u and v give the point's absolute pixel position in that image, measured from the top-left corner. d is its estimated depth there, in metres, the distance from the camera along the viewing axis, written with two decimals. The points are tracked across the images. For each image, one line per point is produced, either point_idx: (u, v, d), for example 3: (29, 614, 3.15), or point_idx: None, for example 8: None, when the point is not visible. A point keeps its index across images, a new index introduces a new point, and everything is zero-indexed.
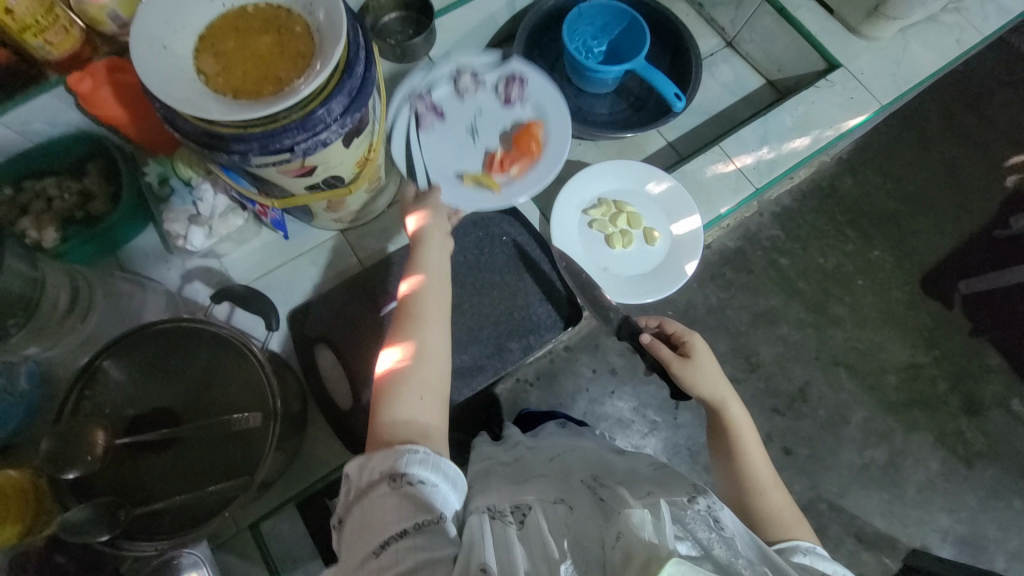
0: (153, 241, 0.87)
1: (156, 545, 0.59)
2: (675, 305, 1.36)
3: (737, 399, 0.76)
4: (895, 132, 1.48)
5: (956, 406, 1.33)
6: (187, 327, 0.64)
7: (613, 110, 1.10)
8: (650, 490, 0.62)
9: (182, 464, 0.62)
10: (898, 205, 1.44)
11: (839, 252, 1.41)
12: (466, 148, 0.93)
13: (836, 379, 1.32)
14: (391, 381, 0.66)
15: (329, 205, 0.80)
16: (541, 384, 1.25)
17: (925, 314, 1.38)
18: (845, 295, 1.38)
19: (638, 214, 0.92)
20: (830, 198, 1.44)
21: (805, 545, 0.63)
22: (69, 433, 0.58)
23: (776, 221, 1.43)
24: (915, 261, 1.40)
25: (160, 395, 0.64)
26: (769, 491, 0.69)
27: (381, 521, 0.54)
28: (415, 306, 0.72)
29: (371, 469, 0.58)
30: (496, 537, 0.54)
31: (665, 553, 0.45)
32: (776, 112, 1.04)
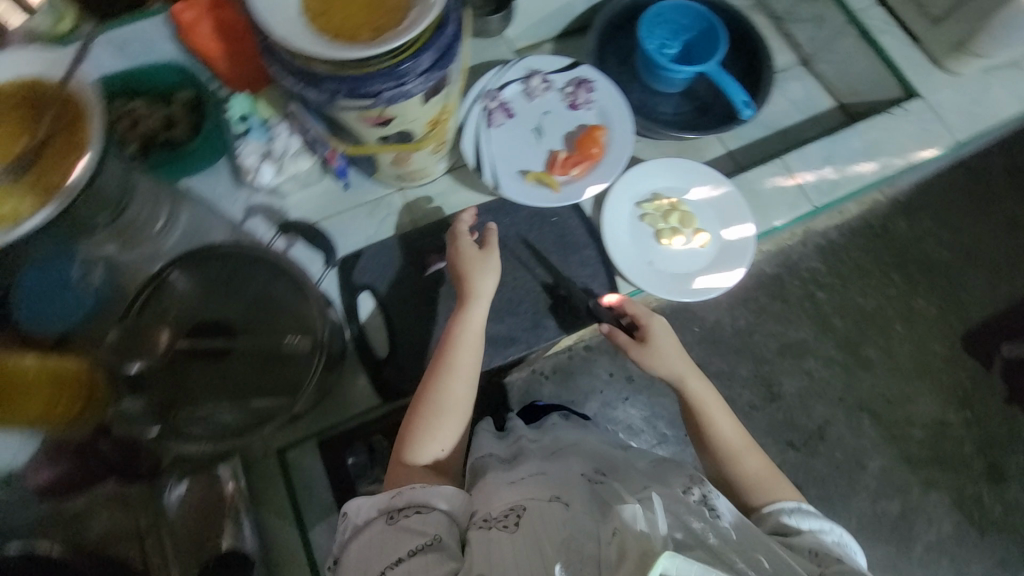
0: (223, 173, 0.91)
1: (195, 446, 0.64)
2: (702, 322, 1.35)
3: (701, 376, 0.78)
4: (961, 179, 1.43)
5: (980, 471, 1.28)
6: (251, 252, 0.68)
7: (677, 112, 1.09)
8: (647, 484, 0.65)
9: (229, 378, 0.67)
10: (951, 255, 1.39)
11: (880, 294, 1.37)
12: (530, 145, 0.89)
13: (859, 423, 1.29)
14: (420, 423, 0.71)
15: (396, 159, 0.82)
16: (556, 379, 1.25)
17: (961, 370, 1.33)
18: (881, 339, 1.35)
19: (690, 214, 0.93)
20: (879, 237, 1.40)
21: (792, 504, 0.67)
22: (136, 329, 0.64)
23: (818, 253, 1.39)
24: (959, 316, 1.36)
25: (218, 310, 0.68)
26: (741, 461, 0.72)
27: (381, 552, 0.59)
28: (454, 357, 0.74)
29: (369, 507, 0.63)
30: (485, 545, 0.55)
31: (657, 548, 0.46)
32: (846, 132, 1.02)
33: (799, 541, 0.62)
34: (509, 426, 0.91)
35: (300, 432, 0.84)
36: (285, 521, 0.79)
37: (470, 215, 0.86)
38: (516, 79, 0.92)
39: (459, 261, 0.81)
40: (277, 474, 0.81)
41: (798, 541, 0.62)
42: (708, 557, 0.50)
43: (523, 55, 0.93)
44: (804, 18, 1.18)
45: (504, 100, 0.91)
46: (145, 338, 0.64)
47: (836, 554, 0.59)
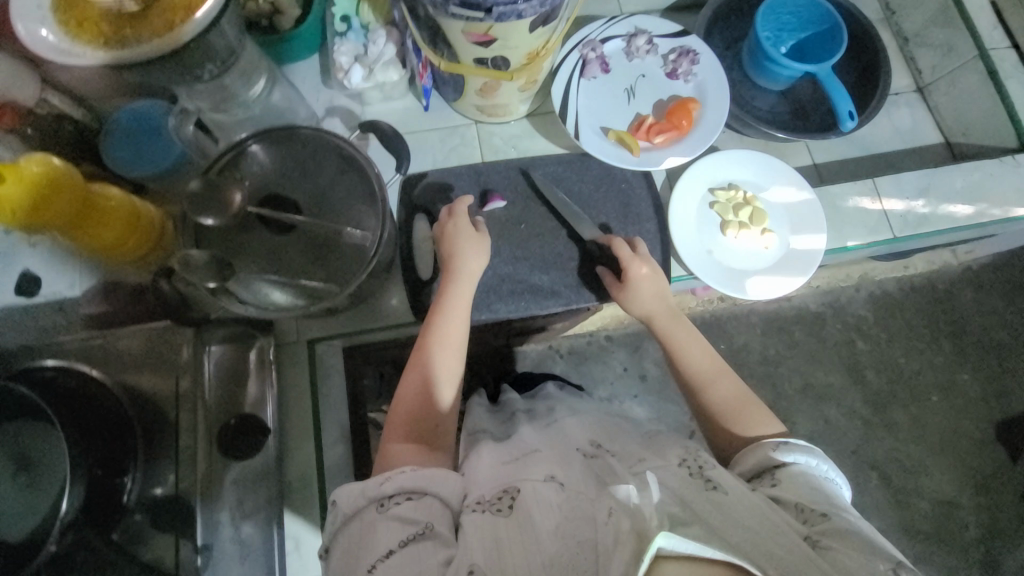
0: (315, 67, 0.92)
1: (246, 308, 0.67)
2: (731, 342, 1.36)
3: (674, 314, 0.79)
4: None
5: (976, 558, 1.25)
6: (330, 140, 0.71)
7: (774, 109, 1.04)
8: (642, 458, 0.63)
9: (286, 254, 0.69)
10: (1009, 338, 1.38)
11: (924, 359, 1.37)
12: (618, 105, 0.88)
13: (867, 482, 1.29)
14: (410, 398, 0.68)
15: (484, 87, 0.82)
16: (570, 360, 1.27)
17: (986, 455, 1.31)
18: (913, 405, 1.34)
19: (763, 211, 0.89)
20: (940, 303, 1.40)
21: (778, 439, 0.64)
22: (215, 184, 0.65)
23: (870, 302, 1.39)
24: (999, 401, 1.35)
25: (288, 188, 0.70)
26: (715, 391, 0.72)
27: (370, 545, 0.53)
28: (438, 331, 0.73)
29: (358, 493, 0.57)
30: (480, 530, 0.53)
31: (653, 527, 0.47)
32: (949, 169, 0.96)
33: (786, 479, 0.59)
34: (504, 399, 0.94)
35: (330, 328, 0.85)
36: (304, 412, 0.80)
37: (470, 200, 0.84)
38: (620, 35, 0.90)
39: (453, 233, 0.80)
40: (303, 361, 0.82)
41: (785, 478, 0.59)
42: (705, 535, 0.46)
43: (633, 12, 0.90)
44: (932, 43, 1.10)
45: (603, 53, 0.89)
46: (219, 195, 0.65)
47: (823, 494, 0.57)
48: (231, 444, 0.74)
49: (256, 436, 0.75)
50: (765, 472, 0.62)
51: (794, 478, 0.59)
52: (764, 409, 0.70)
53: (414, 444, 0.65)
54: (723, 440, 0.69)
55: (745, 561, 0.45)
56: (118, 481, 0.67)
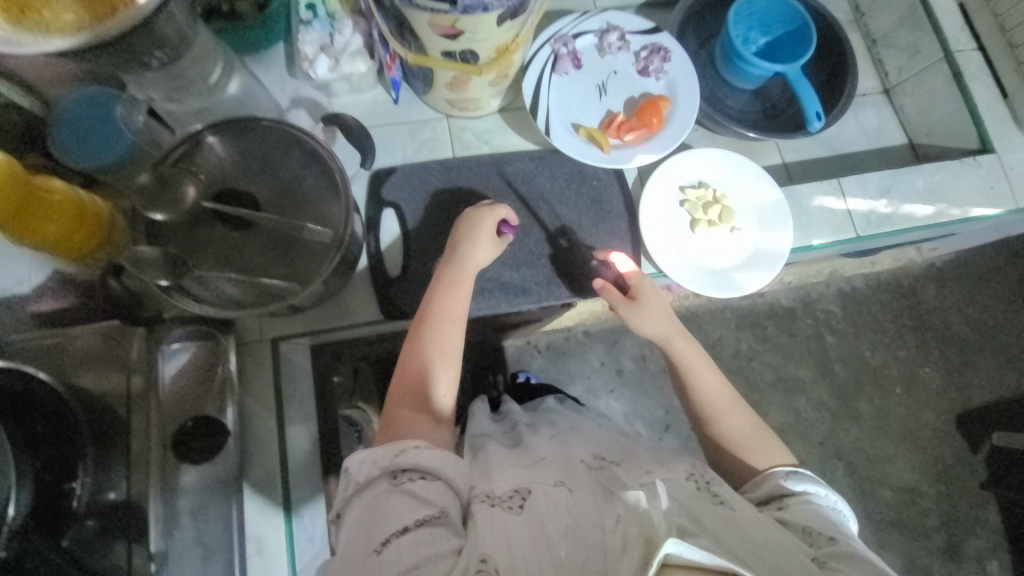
0: (278, 57, 0.89)
1: (200, 308, 0.64)
2: (706, 337, 1.38)
3: (686, 336, 0.79)
4: (998, 261, 1.46)
5: (935, 544, 1.31)
6: (290, 130, 0.67)
7: (745, 109, 1.05)
8: (650, 469, 0.61)
9: (243, 250, 0.67)
10: (969, 333, 1.44)
11: (888, 353, 1.41)
12: (589, 102, 0.88)
13: (832, 471, 1.33)
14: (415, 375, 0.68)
15: (453, 81, 0.80)
16: (548, 355, 1.27)
17: (946, 446, 1.37)
18: (877, 397, 1.38)
19: (731, 209, 0.90)
20: (905, 299, 1.44)
21: (787, 468, 0.66)
22: (167, 178, 0.64)
23: (839, 298, 1.43)
24: (958, 394, 1.40)
25: (248, 184, 0.68)
26: (726, 420, 0.74)
27: (381, 519, 0.52)
28: (445, 312, 0.73)
29: (371, 463, 0.55)
30: (486, 524, 0.52)
31: (661, 534, 0.47)
32: (910, 170, 0.99)
33: (794, 505, 0.61)
34: (505, 411, 0.91)
35: (297, 325, 0.83)
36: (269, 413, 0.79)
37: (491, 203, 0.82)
38: (592, 31, 0.89)
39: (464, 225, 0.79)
40: (268, 360, 0.81)
41: (793, 504, 0.61)
42: (713, 546, 0.48)
43: (605, 8, 0.89)
44: (899, 44, 1.12)
45: (575, 49, 0.88)
46: (171, 188, 0.64)
47: (830, 522, 0.59)
48: (187, 447, 0.71)
49: (217, 437, 0.72)
50: (774, 498, 0.64)
51: (802, 505, 0.61)
52: (774, 441, 0.73)
53: (421, 420, 0.64)
54: (732, 468, 0.72)
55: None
56: (67, 486, 0.64)
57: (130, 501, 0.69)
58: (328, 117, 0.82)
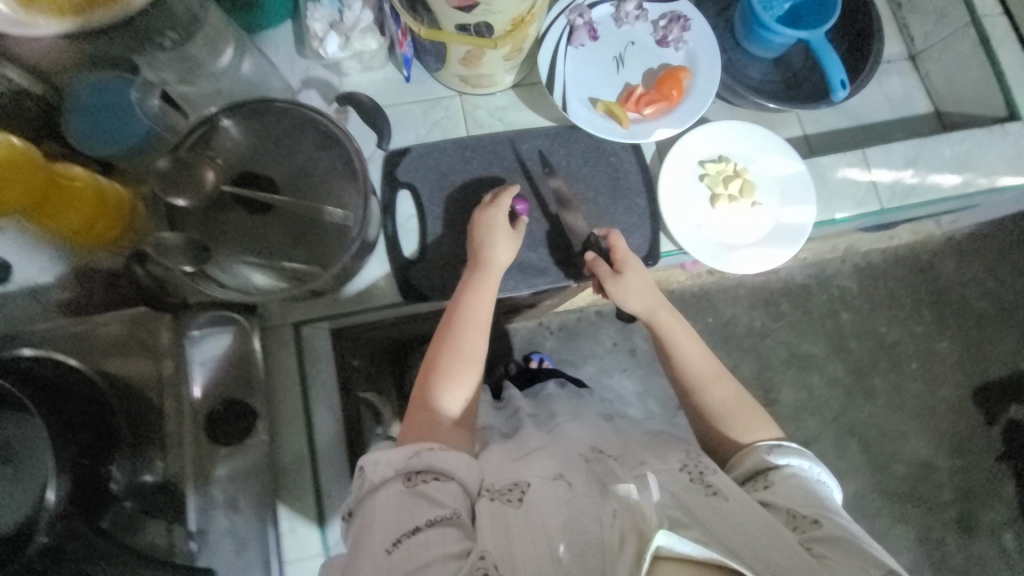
0: (287, 36, 0.87)
1: (224, 293, 0.64)
2: (719, 315, 1.37)
3: (670, 309, 0.79)
4: (1017, 233, 1.44)
5: (949, 516, 1.31)
6: (306, 114, 0.67)
7: (765, 79, 1.01)
8: (644, 460, 0.65)
9: (264, 233, 0.67)
10: (987, 307, 1.41)
11: (904, 328, 1.40)
12: (606, 75, 0.85)
13: (846, 446, 1.33)
14: (435, 376, 0.69)
15: (467, 56, 0.78)
16: (561, 335, 1.27)
17: (962, 419, 1.36)
18: (892, 371, 1.37)
19: (752, 183, 0.88)
20: (922, 273, 1.42)
21: (772, 442, 0.67)
22: (185, 163, 0.63)
23: (855, 274, 1.41)
24: (975, 368, 1.39)
25: (266, 165, 0.68)
26: (710, 392, 0.74)
27: (394, 520, 0.53)
28: (465, 316, 0.73)
29: (386, 465, 0.57)
30: (494, 520, 0.53)
31: (653, 527, 0.50)
32: (938, 139, 0.95)
33: (778, 482, 0.62)
34: (508, 395, 0.95)
35: (316, 310, 0.84)
36: (292, 394, 0.80)
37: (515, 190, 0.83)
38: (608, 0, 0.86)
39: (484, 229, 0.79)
40: (291, 344, 0.82)
41: (778, 480, 0.62)
42: (703, 538, 0.50)
43: None
44: (925, 9, 1.07)
45: (591, 19, 0.85)
46: (190, 174, 0.64)
47: (814, 496, 0.60)
48: (220, 427, 0.75)
49: (247, 418, 0.76)
50: (758, 474, 0.65)
51: (787, 481, 0.62)
52: (760, 412, 0.72)
53: (441, 421, 0.65)
54: (717, 441, 0.72)
55: (742, 568, 0.47)
56: (104, 468, 0.64)
57: (167, 482, 0.71)
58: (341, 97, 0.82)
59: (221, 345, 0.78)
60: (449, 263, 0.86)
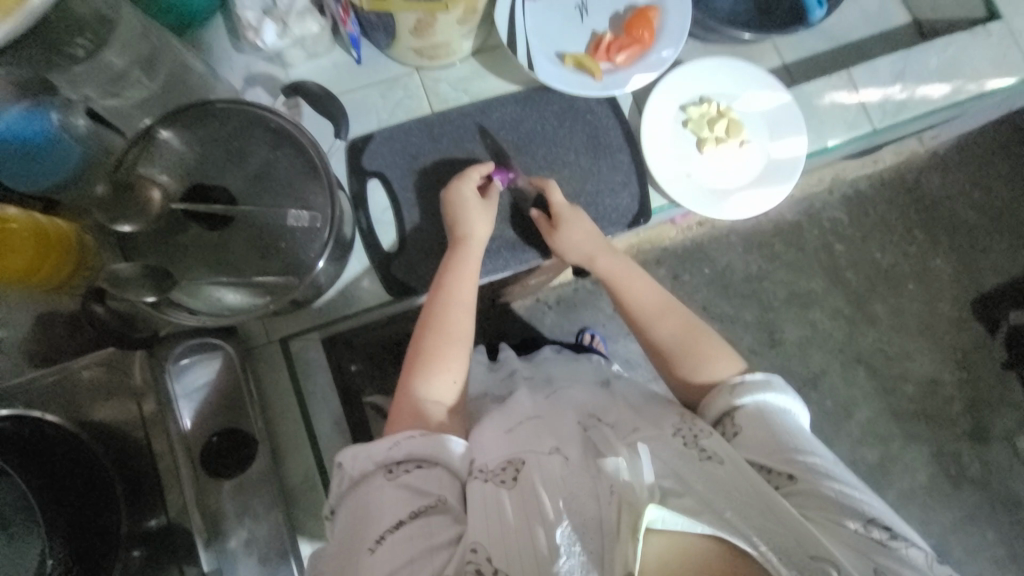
0: (220, 32, 0.80)
1: (199, 319, 0.60)
2: (714, 264, 1.33)
3: (612, 252, 0.76)
4: (999, 141, 1.42)
5: (962, 429, 1.32)
6: (250, 112, 0.62)
7: (736, 9, 0.93)
8: (636, 427, 0.62)
9: (227, 247, 0.61)
10: (978, 218, 1.40)
11: (899, 251, 1.38)
12: (571, 26, 0.79)
13: (854, 375, 1.33)
14: (419, 363, 0.65)
15: (417, 24, 0.71)
16: (559, 309, 1.23)
17: (965, 333, 1.36)
18: (890, 296, 1.36)
19: (739, 122, 0.83)
20: (910, 193, 1.39)
21: (736, 379, 0.63)
22: (126, 183, 0.57)
23: (844, 203, 1.38)
24: (973, 280, 1.38)
25: (217, 176, 0.62)
26: (660, 329, 0.71)
27: (378, 513, 0.52)
28: (448, 296, 0.69)
29: (365, 458, 0.55)
30: (485, 506, 0.50)
31: (643, 500, 0.48)
32: (923, 48, 0.91)
33: (745, 423, 0.59)
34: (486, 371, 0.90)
35: (302, 322, 0.80)
36: (293, 411, 0.77)
37: (487, 166, 0.78)
38: None
39: (459, 209, 0.75)
40: (281, 360, 0.78)
41: (746, 423, 0.59)
42: (696, 506, 0.48)
43: None
44: None
45: None
46: (135, 194, 0.57)
47: (785, 440, 0.57)
48: (221, 460, 0.69)
49: (247, 448, 0.70)
50: (725, 418, 0.62)
51: (755, 423, 0.59)
52: (715, 341, 0.69)
53: (433, 408, 0.62)
54: (678, 381, 0.68)
55: (737, 539, 0.45)
56: (107, 518, 0.61)
57: (173, 525, 0.67)
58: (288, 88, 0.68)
59: (207, 374, 0.71)
60: (431, 251, 0.81)
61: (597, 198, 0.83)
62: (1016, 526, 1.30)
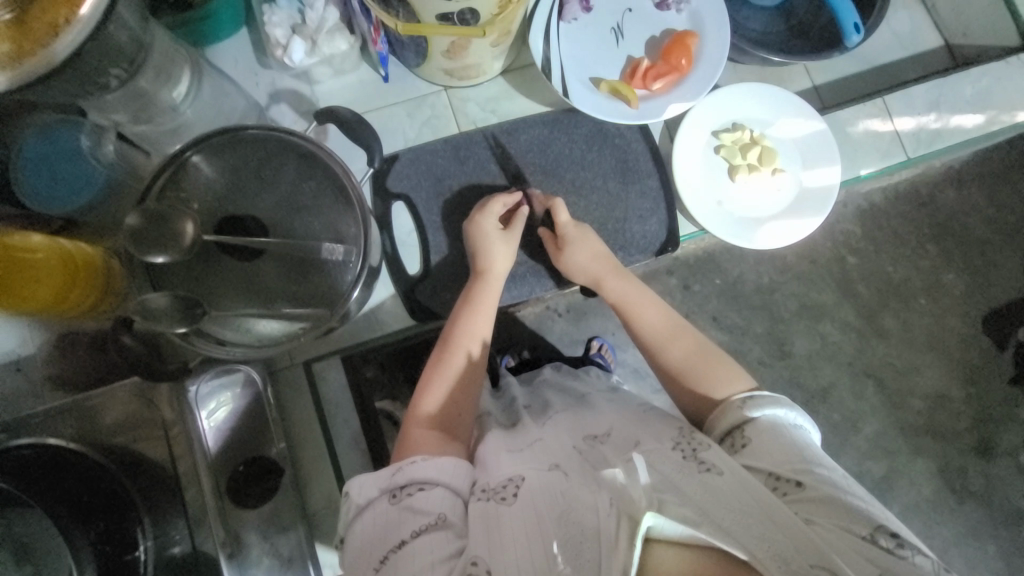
0: (245, 47, 0.78)
1: (228, 350, 0.59)
2: (725, 275, 1.30)
3: (618, 274, 0.75)
4: (1016, 155, 1.39)
5: (968, 445, 1.31)
6: (278, 137, 0.61)
7: (767, 30, 0.92)
8: (637, 441, 0.58)
9: (253, 278, 0.59)
10: (992, 234, 1.37)
11: (911, 265, 1.35)
12: (605, 50, 0.77)
13: (863, 389, 1.31)
14: (429, 390, 0.64)
15: (450, 47, 0.69)
16: (570, 317, 1.17)
17: (974, 349, 1.34)
18: (901, 310, 1.33)
19: (772, 150, 0.82)
20: (925, 207, 1.36)
21: (744, 396, 0.61)
22: (161, 215, 0.55)
23: (857, 216, 1.34)
24: (983, 296, 1.35)
25: (249, 205, 0.60)
26: (671, 349, 0.69)
27: (383, 535, 0.50)
28: (462, 327, 0.68)
29: (371, 485, 0.54)
30: (483, 520, 0.48)
31: (642, 508, 0.46)
32: (959, 75, 0.89)
33: (755, 438, 0.56)
34: (504, 386, 0.88)
35: (326, 346, 0.81)
36: (316, 434, 0.77)
37: (507, 193, 0.77)
38: None
39: (478, 239, 0.74)
40: (305, 384, 0.78)
41: (755, 436, 0.57)
42: (694, 517, 0.45)
43: None
44: None
45: None
46: (167, 226, 0.55)
47: (794, 452, 0.54)
48: (243, 491, 0.68)
49: (271, 477, 0.70)
50: (735, 430, 0.59)
51: (764, 436, 0.56)
52: (725, 360, 0.67)
53: (435, 431, 0.60)
54: (689, 399, 0.66)
55: (728, 544, 0.43)
56: (130, 555, 0.59)
57: (197, 553, 0.64)
58: (321, 113, 0.66)
59: (231, 397, 0.71)
60: (456, 276, 0.81)
61: (623, 222, 0.82)
62: (1019, 543, 1.29)
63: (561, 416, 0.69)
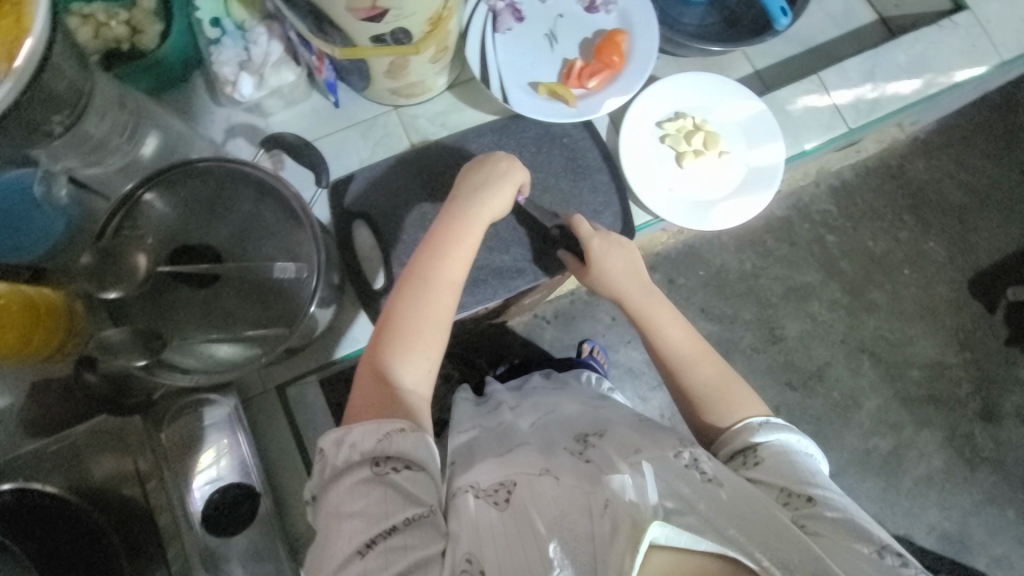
0: (198, 87, 0.82)
1: (192, 378, 0.60)
2: (708, 266, 1.32)
3: (644, 288, 0.74)
4: (980, 120, 1.42)
5: (973, 410, 1.30)
6: (229, 168, 0.62)
7: (703, 24, 0.95)
8: (637, 448, 0.56)
9: (215, 304, 0.61)
10: (965, 199, 1.39)
11: (890, 237, 1.36)
12: (539, 55, 0.81)
13: (858, 364, 1.31)
14: (398, 343, 0.61)
15: (391, 67, 0.72)
16: (558, 323, 1.18)
17: (964, 314, 1.34)
18: (886, 283, 1.34)
19: (715, 134, 0.84)
20: (895, 179, 1.39)
21: (760, 420, 0.62)
22: (112, 252, 0.58)
23: (831, 195, 1.37)
24: (966, 260, 1.36)
25: (203, 235, 0.62)
26: (694, 371, 0.68)
27: (364, 511, 0.49)
28: (440, 283, 0.64)
29: (352, 449, 0.52)
30: (474, 523, 0.48)
31: (648, 517, 0.44)
32: (890, 45, 0.92)
33: (769, 459, 0.57)
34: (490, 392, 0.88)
35: (293, 368, 0.80)
36: (295, 458, 0.77)
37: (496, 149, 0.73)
38: None
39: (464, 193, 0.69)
40: (279, 408, 0.79)
41: (768, 456, 0.57)
42: (699, 525, 0.45)
43: None
44: None
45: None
46: (120, 262, 0.58)
47: (805, 473, 0.55)
48: (221, 521, 0.67)
49: (247, 500, 0.68)
50: (748, 450, 0.59)
51: (777, 457, 0.57)
52: (745, 390, 0.67)
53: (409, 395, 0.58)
54: (699, 422, 0.66)
55: (739, 553, 0.43)
56: None
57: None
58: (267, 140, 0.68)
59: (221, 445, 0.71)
60: None
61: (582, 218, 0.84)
62: None
63: (543, 420, 0.69)
